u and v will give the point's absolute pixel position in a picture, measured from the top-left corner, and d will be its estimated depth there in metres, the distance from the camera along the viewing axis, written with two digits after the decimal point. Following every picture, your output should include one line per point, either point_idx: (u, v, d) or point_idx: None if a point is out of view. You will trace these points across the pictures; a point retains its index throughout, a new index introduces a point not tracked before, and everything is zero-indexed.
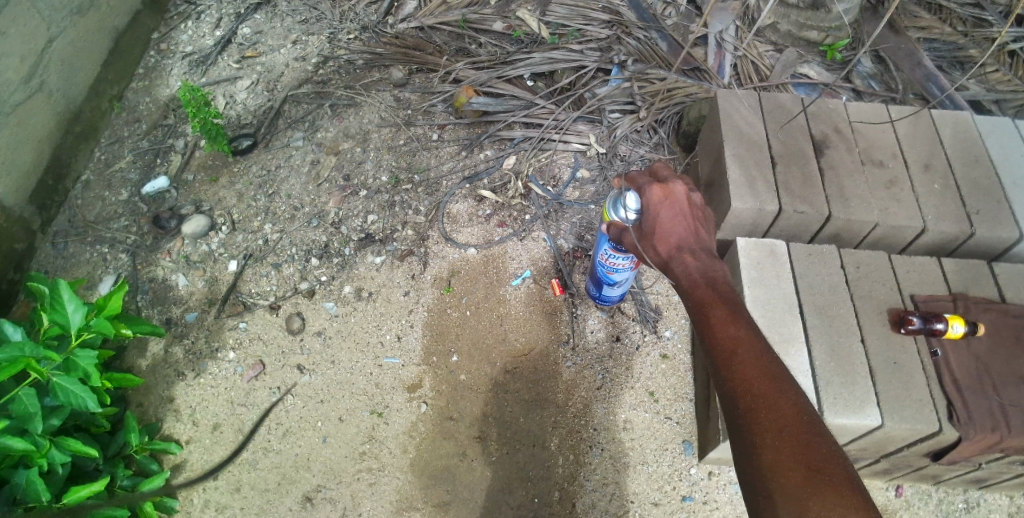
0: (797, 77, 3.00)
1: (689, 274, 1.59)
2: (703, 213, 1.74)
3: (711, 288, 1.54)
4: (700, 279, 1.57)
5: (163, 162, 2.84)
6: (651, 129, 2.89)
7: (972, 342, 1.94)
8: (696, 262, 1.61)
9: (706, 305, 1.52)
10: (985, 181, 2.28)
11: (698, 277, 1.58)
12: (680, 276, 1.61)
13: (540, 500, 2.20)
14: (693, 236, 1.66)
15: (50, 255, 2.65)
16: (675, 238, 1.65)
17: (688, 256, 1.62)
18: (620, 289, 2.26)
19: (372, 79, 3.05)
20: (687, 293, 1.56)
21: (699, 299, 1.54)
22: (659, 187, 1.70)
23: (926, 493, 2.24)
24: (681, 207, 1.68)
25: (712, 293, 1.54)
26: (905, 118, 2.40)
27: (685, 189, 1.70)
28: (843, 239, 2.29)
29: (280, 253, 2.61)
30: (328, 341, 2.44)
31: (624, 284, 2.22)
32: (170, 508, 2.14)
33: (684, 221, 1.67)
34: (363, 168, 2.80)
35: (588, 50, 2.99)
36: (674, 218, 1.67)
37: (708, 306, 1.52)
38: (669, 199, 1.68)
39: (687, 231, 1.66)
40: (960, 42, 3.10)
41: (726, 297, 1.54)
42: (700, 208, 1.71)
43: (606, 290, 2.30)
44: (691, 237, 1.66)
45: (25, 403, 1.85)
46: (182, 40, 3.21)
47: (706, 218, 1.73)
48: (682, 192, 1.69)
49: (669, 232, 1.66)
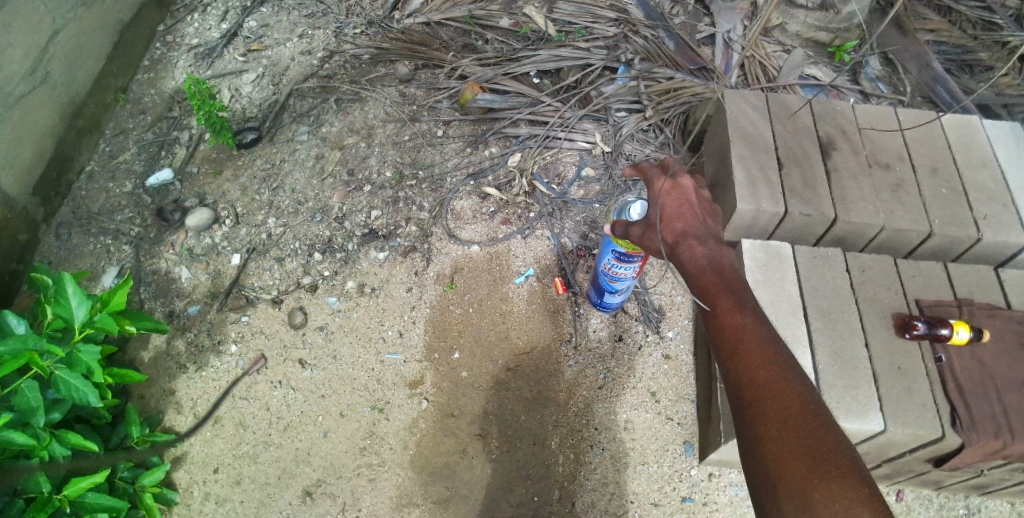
0: (804, 78, 2.97)
1: (695, 261, 1.57)
2: (712, 204, 1.73)
3: (717, 276, 1.54)
4: (707, 266, 1.56)
5: (167, 154, 2.84)
6: (657, 128, 2.88)
7: (976, 347, 1.93)
8: (703, 249, 1.59)
9: (712, 294, 1.52)
10: (992, 185, 2.27)
11: (705, 266, 1.56)
12: (687, 264, 1.59)
13: (539, 498, 2.20)
14: (700, 226, 1.64)
15: (54, 246, 2.65)
16: (680, 225, 1.63)
17: (695, 244, 1.60)
18: (622, 296, 2.27)
19: (377, 74, 3.05)
20: (694, 281, 1.56)
21: (705, 287, 1.54)
22: (667, 179, 1.69)
23: (927, 498, 2.24)
24: (688, 197, 1.68)
25: (719, 281, 1.54)
26: (912, 121, 2.38)
27: (692, 180, 1.69)
28: (847, 242, 2.28)
29: (283, 247, 2.61)
30: (330, 336, 2.44)
31: (626, 291, 2.23)
32: (170, 500, 2.15)
33: (690, 210, 1.66)
34: (367, 163, 2.80)
35: (595, 48, 2.98)
36: (680, 208, 1.66)
37: (714, 295, 1.52)
38: (676, 190, 1.67)
39: (694, 220, 1.65)
40: (969, 46, 3.09)
41: (733, 288, 1.52)
42: (707, 199, 1.70)
43: (607, 298, 2.30)
44: (698, 227, 1.64)
45: (27, 397, 1.85)
46: (188, 33, 3.21)
47: (714, 212, 1.72)
48: (689, 185, 1.69)
49: (675, 221, 1.64)
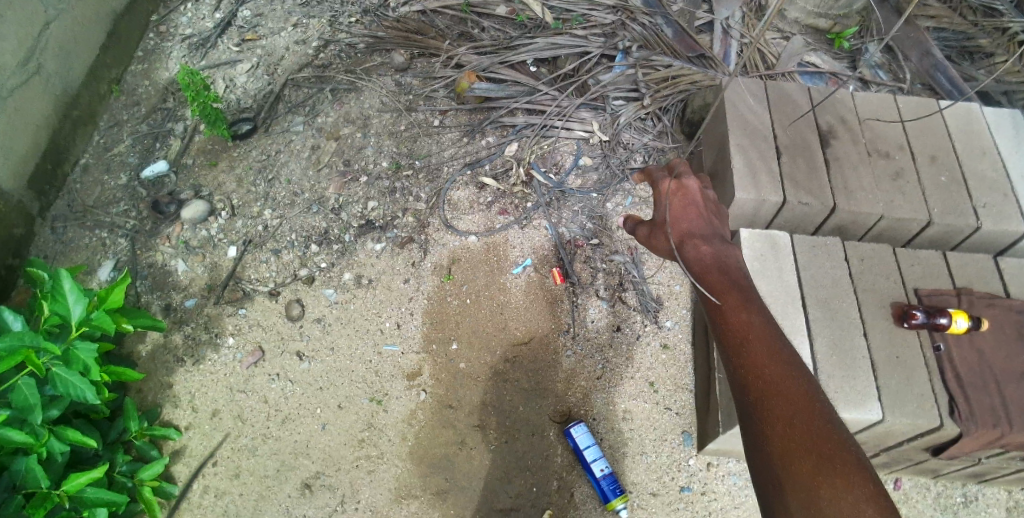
0: (804, 66, 2.95)
1: (700, 259, 1.66)
2: (717, 210, 1.83)
3: (722, 274, 1.61)
4: (712, 265, 1.63)
5: (162, 146, 2.82)
6: (655, 117, 2.86)
7: (975, 337, 1.92)
8: (709, 249, 1.68)
9: (720, 292, 1.57)
10: (992, 174, 2.26)
11: (710, 262, 1.65)
12: (692, 261, 1.68)
13: (538, 489, 2.21)
14: (706, 225, 1.74)
15: (49, 240, 2.63)
16: (685, 226, 1.75)
17: (701, 243, 1.69)
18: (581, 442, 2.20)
19: (373, 63, 3.02)
20: (699, 278, 1.63)
21: (711, 284, 1.60)
22: (673, 181, 1.83)
23: (924, 486, 2.25)
24: (694, 199, 1.79)
25: (723, 280, 1.60)
26: (912, 109, 2.37)
27: (699, 184, 1.81)
28: (847, 231, 2.27)
29: (279, 239, 2.60)
30: (327, 328, 2.43)
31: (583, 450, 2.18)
32: (169, 493, 2.16)
33: (696, 212, 1.77)
34: (363, 153, 2.78)
35: (592, 36, 2.94)
36: (685, 209, 1.78)
37: (721, 293, 1.57)
38: (681, 192, 1.80)
39: (699, 221, 1.75)
40: (970, 32, 3.06)
41: (738, 285, 1.59)
42: (713, 203, 1.80)
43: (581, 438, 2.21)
44: (703, 226, 1.74)
45: (25, 394, 1.85)
46: (181, 23, 3.17)
47: (720, 213, 1.83)
48: (695, 187, 1.80)
49: (682, 221, 1.76)
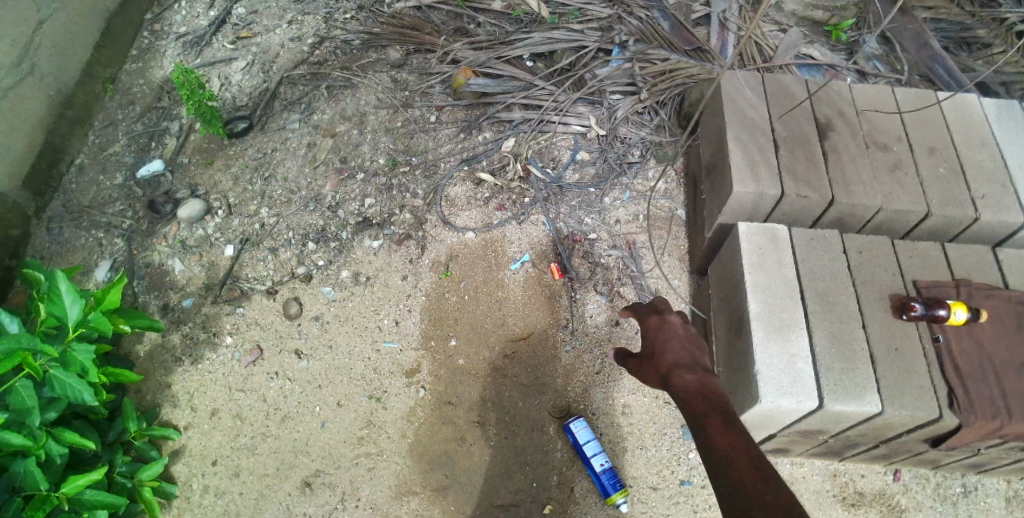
0: (801, 58, 2.94)
1: (686, 386, 1.57)
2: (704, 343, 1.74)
3: (705, 398, 1.52)
4: (697, 390, 1.55)
5: (157, 145, 2.81)
6: (652, 110, 2.85)
7: (974, 329, 1.92)
8: (694, 375, 1.60)
9: (702, 414, 1.48)
10: (990, 165, 2.26)
11: (696, 389, 1.56)
12: (678, 389, 1.59)
13: (538, 484, 2.21)
14: (690, 355, 1.67)
15: (46, 240, 2.62)
16: (671, 356, 1.68)
17: (686, 371, 1.62)
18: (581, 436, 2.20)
19: (368, 60, 3.00)
20: (682, 404, 1.54)
21: (694, 407, 1.52)
22: (656, 316, 1.78)
23: (924, 477, 2.26)
24: (676, 332, 1.73)
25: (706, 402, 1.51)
26: (910, 100, 2.36)
27: (681, 319, 1.76)
28: (845, 224, 2.26)
29: (277, 237, 2.59)
30: (325, 326, 2.43)
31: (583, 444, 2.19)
32: (169, 493, 2.15)
33: (679, 342, 1.71)
34: (359, 150, 2.77)
35: (589, 30, 2.93)
36: (669, 341, 1.72)
37: (703, 415, 1.48)
38: (662, 325, 1.75)
39: (682, 351, 1.68)
40: (967, 22, 3.06)
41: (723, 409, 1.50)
42: (697, 336, 1.74)
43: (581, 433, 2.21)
44: (688, 354, 1.67)
45: (22, 396, 1.84)
46: (175, 21, 3.16)
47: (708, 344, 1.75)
48: (676, 321, 1.75)
49: (666, 352, 1.69)
